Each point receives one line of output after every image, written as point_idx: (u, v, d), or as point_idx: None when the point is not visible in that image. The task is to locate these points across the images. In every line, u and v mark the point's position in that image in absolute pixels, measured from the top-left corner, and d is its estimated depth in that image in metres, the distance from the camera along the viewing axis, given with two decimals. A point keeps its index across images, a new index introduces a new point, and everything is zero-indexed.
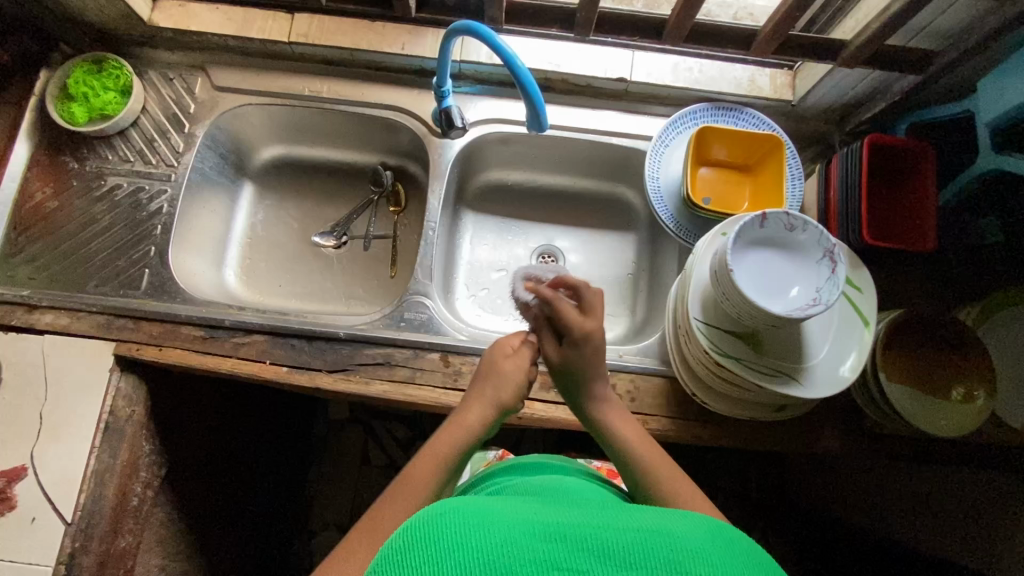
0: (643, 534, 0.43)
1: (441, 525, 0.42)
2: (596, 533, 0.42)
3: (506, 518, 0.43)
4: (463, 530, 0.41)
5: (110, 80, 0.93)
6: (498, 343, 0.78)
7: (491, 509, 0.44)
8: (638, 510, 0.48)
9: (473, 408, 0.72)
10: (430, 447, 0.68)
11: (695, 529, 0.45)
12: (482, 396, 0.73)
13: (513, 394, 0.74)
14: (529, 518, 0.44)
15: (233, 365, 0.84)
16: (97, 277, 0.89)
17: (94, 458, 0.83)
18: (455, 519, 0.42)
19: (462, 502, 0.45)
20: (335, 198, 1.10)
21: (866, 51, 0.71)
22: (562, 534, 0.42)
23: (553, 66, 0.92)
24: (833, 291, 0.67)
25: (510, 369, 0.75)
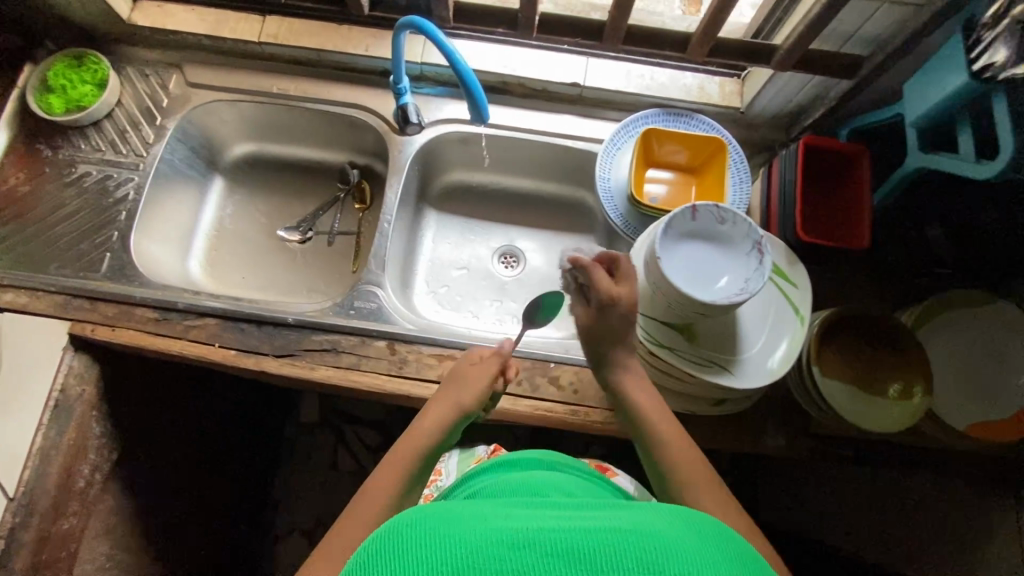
0: (620, 534, 0.39)
1: (399, 537, 0.39)
2: (566, 536, 0.38)
3: (470, 525, 0.40)
4: (421, 541, 0.38)
5: (88, 74, 0.98)
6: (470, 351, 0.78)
7: (468, 518, 0.41)
8: (617, 510, 0.44)
9: (434, 410, 0.70)
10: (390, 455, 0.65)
11: (679, 531, 0.41)
12: (446, 396, 0.72)
13: (477, 398, 0.72)
14: (497, 524, 0.40)
15: (182, 347, 0.86)
16: (60, 259, 0.91)
17: (41, 435, 0.84)
18: (414, 531, 0.39)
19: (425, 511, 0.42)
20: (303, 195, 1.13)
21: (795, 54, 0.74)
22: (530, 540, 0.38)
23: (508, 69, 0.97)
24: (759, 280, 0.68)
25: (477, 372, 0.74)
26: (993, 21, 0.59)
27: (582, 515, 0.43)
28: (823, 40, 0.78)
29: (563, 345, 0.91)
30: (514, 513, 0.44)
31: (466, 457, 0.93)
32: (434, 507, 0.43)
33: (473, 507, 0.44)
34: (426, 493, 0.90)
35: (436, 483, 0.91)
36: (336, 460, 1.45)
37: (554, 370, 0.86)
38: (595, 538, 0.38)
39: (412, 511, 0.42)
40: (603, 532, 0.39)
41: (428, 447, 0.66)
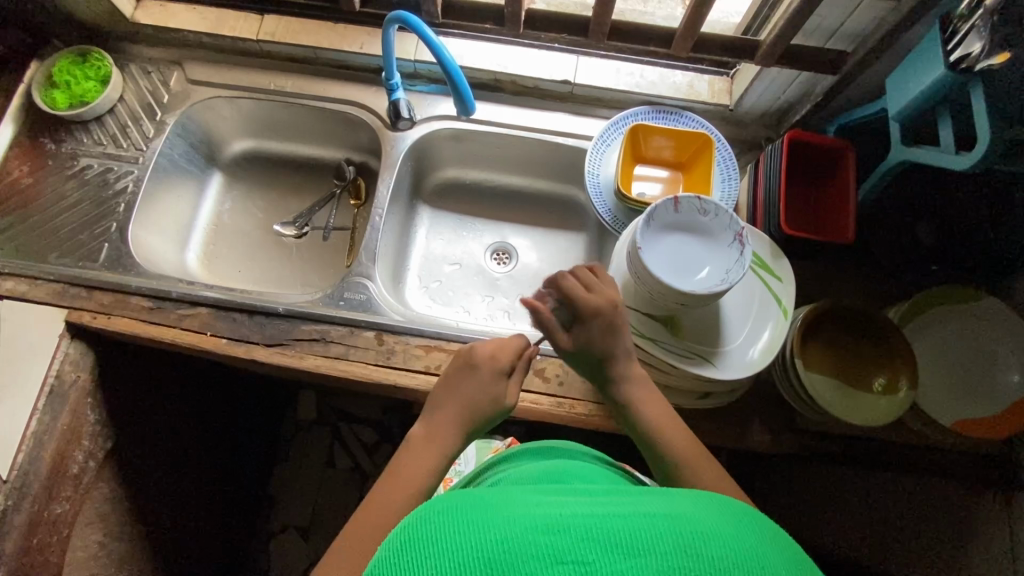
0: (654, 519, 0.38)
1: (428, 526, 0.38)
2: (600, 521, 0.38)
3: (501, 513, 0.39)
4: (453, 530, 0.38)
5: (91, 70, 1.01)
6: (495, 365, 0.68)
7: (493, 507, 0.40)
8: (645, 495, 0.44)
9: (453, 431, 0.64)
10: (400, 470, 0.60)
11: (711, 515, 0.40)
12: (462, 414, 0.65)
13: (490, 420, 0.67)
14: (528, 512, 0.39)
15: (175, 335, 0.87)
16: (60, 249, 0.94)
17: (35, 419, 0.85)
18: (444, 519, 0.39)
19: (452, 499, 0.41)
20: (300, 191, 1.15)
21: (778, 48, 0.75)
22: (564, 525, 0.37)
23: (500, 67, 0.98)
24: (739, 271, 0.69)
25: (500, 392, 0.67)
26: (968, 12, 0.61)
27: (612, 500, 0.42)
28: (808, 35, 0.79)
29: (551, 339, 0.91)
30: (542, 501, 0.43)
31: (484, 446, 0.94)
32: (463, 495, 0.42)
33: (501, 495, 0.44)
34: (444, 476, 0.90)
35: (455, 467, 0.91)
36: (332, 458, 1.46)
37: (540, 362, 0.87)
38: (622, 522, 0.37)
39: (433, 502, 0.41)
40: (630, 515, 0.38)
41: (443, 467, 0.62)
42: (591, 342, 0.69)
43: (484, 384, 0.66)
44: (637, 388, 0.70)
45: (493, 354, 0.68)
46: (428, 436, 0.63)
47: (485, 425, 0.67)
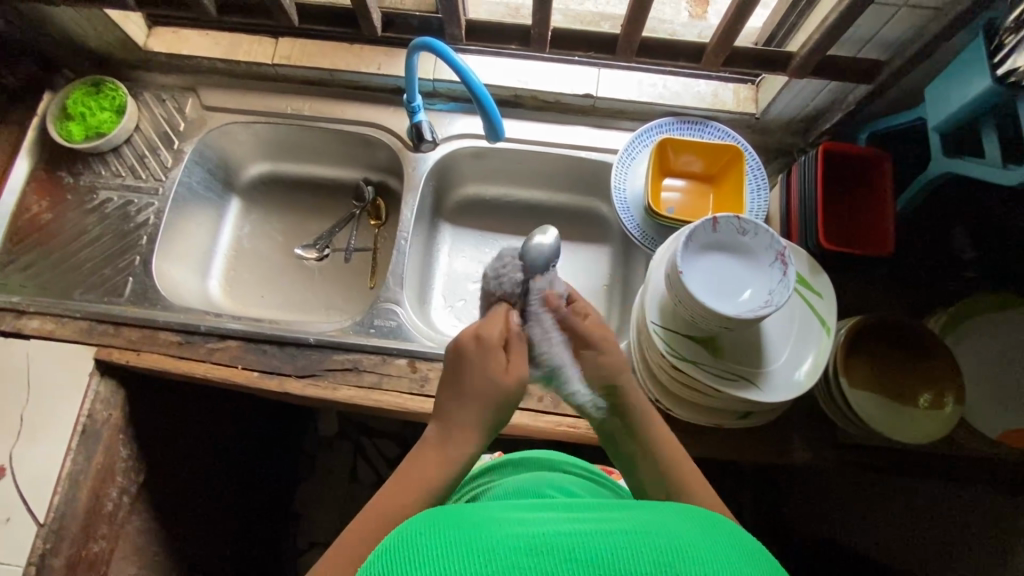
0: (638, 537, 0.38)
1: (410, 549, 0.37)
2: (584, 539, 0.37)
3: (485, 533, 0.38)
4: (437, 552, 0.36)
5: (106, 100, 0.99)
6: (483, 342, 0.63)
7: (476, 527, 0.39)
8: (627, 509, 0.43)
9: (465, 428, 0.60)
10: (413, 472, 0.56)
11: (695, 529, 0.40)
12: (469, 410, 0.61)
13: (508, 404, 0.63)
14: (512, 530, 0.39)
15: (206, 370, 0.87)
16: (84, 284, 0.93)
17: (69, 460, 0.84)
18: (424, 541, 0.38)
19: (433, 522, 0.40)
20: (319, 213, 1.14)
21: (812, 61, 0.74)
22: (547, 546, 0.37)
23: (521, 83, 0.97)
24: (784, 292, 0.67)
25: (499, 368, 0.62)
26: (1017, 24, 0.59)
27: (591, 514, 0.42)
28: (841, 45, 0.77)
29: None
30: (521, 516, 0.42)
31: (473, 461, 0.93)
32: (445, 514, 0.41)
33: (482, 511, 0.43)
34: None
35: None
36: (357, 473, 1.43)
37: None
38: (607, 540, 0.37)
39: (414, 523, 0.40)
40: (614, 532, 0.38)
41: (458, 471, 0.59)
42: (602, 367, 0.68)
43: (474, 367, 0.62)
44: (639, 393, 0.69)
45: (478, 332, 0.63)
46: (440, 440, 0.60)
47: (501, 411, 0.62)
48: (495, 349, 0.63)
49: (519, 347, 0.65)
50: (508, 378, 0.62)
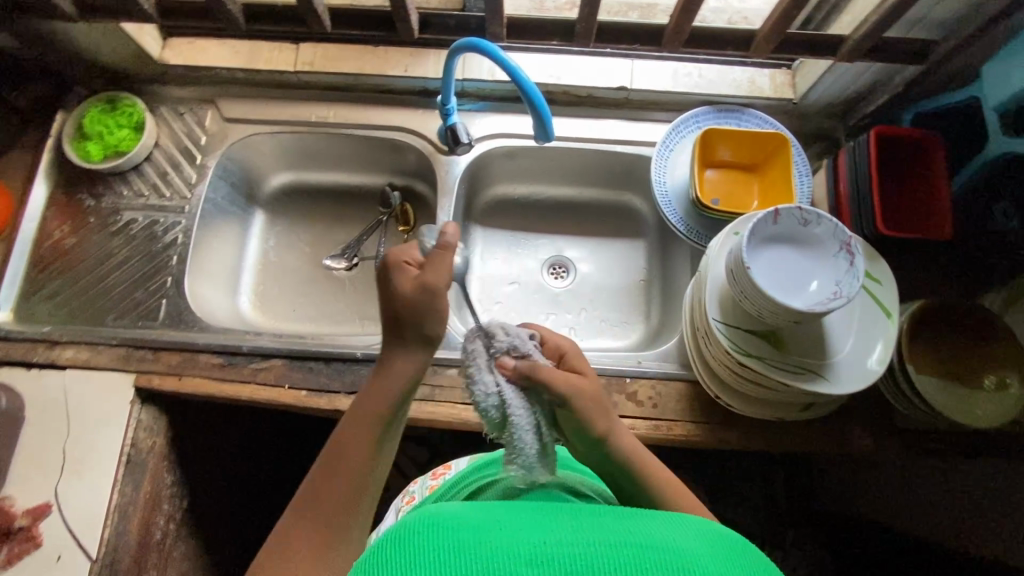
0: (630, 549, 0.40)
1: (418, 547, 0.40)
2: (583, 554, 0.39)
3: (488, 542, 0.40)
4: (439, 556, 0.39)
5: (123, 118, 0.96)
6: (390, 260, 0.59)
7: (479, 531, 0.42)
8: (633, 517, 0.45)
9: (394, 355, 0.59)
10: (359, 404, 0.59)
11: (697, 543, 0.42)
12: (397, 337, 0.59)
13: (432, 318, 0.58)
14: (515, 538, 0.41)
15: (252, 391, 0.84)
16: (116, 310, 0.91)
17: (117, 492, 0.81)
18: (431, 543, 0.40)
19: (438, 522, 0.42)
20: (344, 222, 1.10)
21: (866, 44, 0.72)
22: (547, 557, 0.39)
23: (553, 78, 0.94)
24: (853, 284, 0.66)
25: (405, 287, 0.58)
26: None
27: (586, 517, 0.45)
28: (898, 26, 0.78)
29: (633, 357, 0.89)
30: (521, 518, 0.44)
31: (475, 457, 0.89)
32: (448, 516, 0.44)
33: (481, 511, 0.46)
34: (431, 484, 0.86)
35: (444, 477, 0.87)
36: None
37: (631, 385, 0.85)
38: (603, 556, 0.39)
39: (420, 519, 0.43)
40: (613, 546, 0.40)
41: (400, 396, 0.59)
42: (576, 423, 0.62)
43: (385, 289, 0.59)
44: (622, 435, 0.65)
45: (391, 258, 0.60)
46: (381, 368, 0.60)
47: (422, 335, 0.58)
48: (405, 265, 0.59)
49: (445, 248, 0.58)
50: (417, 296, 0.57)
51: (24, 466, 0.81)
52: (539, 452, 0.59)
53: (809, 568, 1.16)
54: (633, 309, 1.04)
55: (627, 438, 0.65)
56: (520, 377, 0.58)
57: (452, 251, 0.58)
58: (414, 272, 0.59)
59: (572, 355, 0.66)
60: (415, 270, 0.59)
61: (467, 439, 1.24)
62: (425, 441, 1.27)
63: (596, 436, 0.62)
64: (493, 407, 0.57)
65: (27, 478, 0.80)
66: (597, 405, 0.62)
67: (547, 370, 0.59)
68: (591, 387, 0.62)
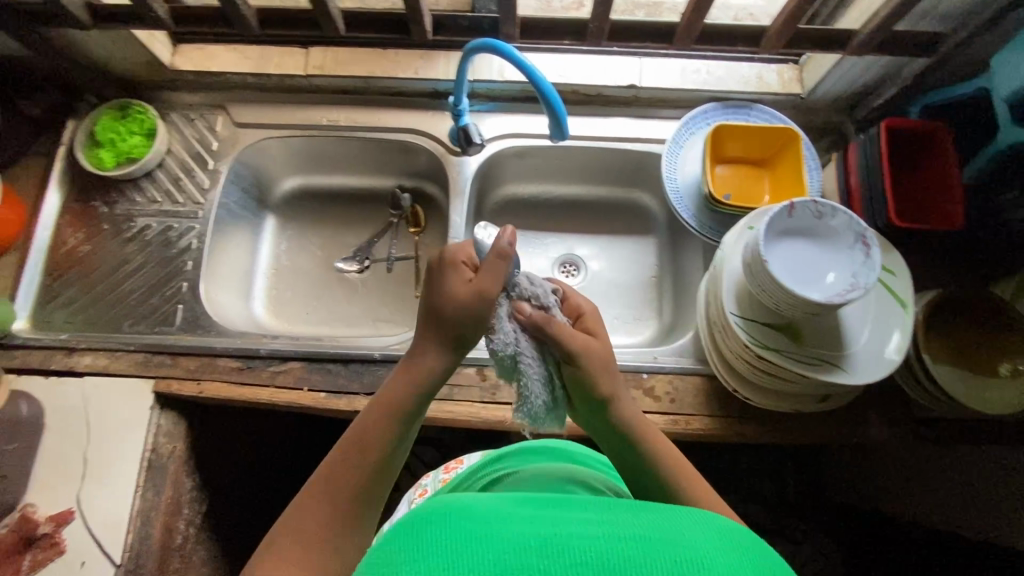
0: (645, 541, 0.38)
1: (426, 538, 0.39)
2: (597, 543, 0.38)
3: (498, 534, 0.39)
4: (448, 545, 0.38)
5: (135, 125, 0.96)
6: (446, 259, 0.58)
7: (489, 523, 0.40)
8: (647, 512, 0.43)
9: (426, 346, 0.59)
10: (385, 391, 0.59)
11: (715, 539, 0.40)
12: (434, 329, 0.58)
13: (471, 321, 0.57)
14: (525, 530, 0.39)
15: (272, 394, 0.85)
16: (133, 316, 0.91)
17: (139, 497, 0.81)
18: (440, 534, 0.39)
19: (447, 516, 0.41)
20: (355, 224, 1.10)
21: (877, 38, 0.73)
22: (559, 547, 0.38)
23: (563, 78, 0.95)
24: (870, 274, 0.67)
25: (456, 290, 0.57)
26: None
27: (597, 514, 0.43)
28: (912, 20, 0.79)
29: (649, 353, 0.90)
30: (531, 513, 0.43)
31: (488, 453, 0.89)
32: (458, 510, 0.42)
33: (491, 507, 0.44)
34: (442, 477, 0.86)
35: (457, 471, 0.87)
36: None
37: (648, 380, 0.86)
38: (618, 546, 0.38)
39: (429, 514, 0.42)
40: (627, 538, 0.39)
41: (427, 388, 0.59)
42: (583, 384, 0.61)
43: (438, 286, 0.58)
44: (630, 407, 0.65)
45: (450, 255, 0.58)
46: (411, 355, 0.60)
47: (463, 337, 0.58)
48: (460, 266, 0.58)
49: (500, 255, 0.56)
50: (470, 306, 0.56)
51: (45, 474, 0.81)
52: (546, 404, 0.59)
53: (823, 559, 1.16)
54: (645, 306, 1.04)
55: (631, 410, 0.65)
56: (534, 326, 0.58)
57: (508, 261, 0.57)
58: (468, 274, 0.58)
59: (590, 316, 0.65)
60: (469, 273, 0.58)
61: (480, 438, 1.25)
62: (438, 441, 1.27)
63: (601, 398, 0.62)
64: (508, 352, 0.57)
65: (48, 485, 0.81)
66: (606, 367, 0.62)
67: (563, 326, 0.59)
68: (601, 348, 0.62)
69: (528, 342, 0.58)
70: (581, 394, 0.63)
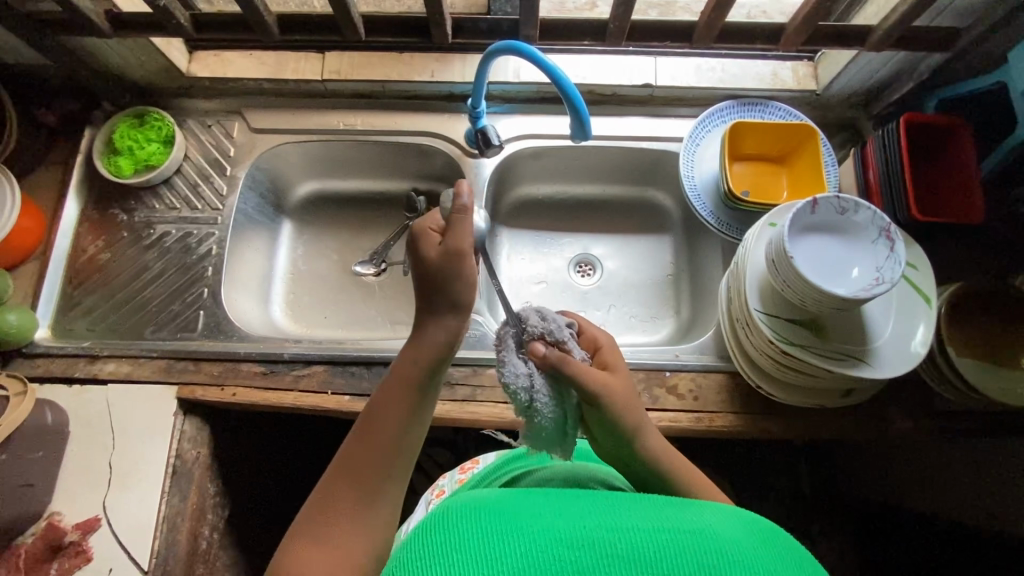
0: (667, 532, 0.39)
1: (458, 532, 0.41)
2: (622, 535, 0.39)
3: (526, 528, 0.40)
4: (479, 540, 0.40)
5: (152, 131, 0.96)
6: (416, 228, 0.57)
7: (517, 519, 0.42)
8: (671, 506, 0.44)
9: (429, 321, 0.56)
10: (393, 372, 0.56)
11: (737, 530, 0.41)
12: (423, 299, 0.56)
13: (451, 283, 0.55)
14: (552, 523, 0.41)
15: (296, 398, 0.85)
16: (154, 323, 0.92)
17: (165, 503, 0.81)
18: (471, 528, 0.41)
19: (477, 510, 0.43)
20: (371, 228, 1.11)
21: (896, 33, 0.73)
22: (584, 540, 0.39)
23: (578, 78, 0.95)
24: (895, 269, 0.67)
25: (430, 253, 0.55)
26: None
27: (632, 506, 0.44)
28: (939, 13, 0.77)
29: (670, 351, 0.90)
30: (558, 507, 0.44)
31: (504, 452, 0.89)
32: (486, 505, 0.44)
33: (516, 501, 0.46)
34: (459, 477, 0.86)
35: (472, 471, 0.87)
36: None
37: (671, 378, 0.86)
38: (641, 537, 0.39)
39: (458, 509, 0.44)
40: (650, 530, 0.39)
41: (436, 363, 0.55)
42: (605, 421, 0.61)
43: (412, 258, 0.57)
44: (654, 437, 0.63)
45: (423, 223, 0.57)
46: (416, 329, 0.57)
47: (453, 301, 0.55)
48: (428, 231, 0.56)
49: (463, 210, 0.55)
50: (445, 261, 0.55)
51: (71, 481, 0.81)
52: (558, 437, 0.59)
53: (843, 554, 1.16)
54: (662, 304, 1.05)
55: (655, 436, 0.64)
56: (551, 365, 0.57)
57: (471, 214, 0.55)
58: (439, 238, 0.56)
59: (607, 350, 0.65)
60: (439, 237, 0.56)
61: (497, 439, 1.24)
62: (454, 443, 1.27)
63: (625, 434, 0.61)
64: (522, 391, 0.56)
65: (74, 493, 0.81)
66: (627, 404, 0.61)
67: (579, 364, 0.58)
68: (620, 385, 0.61)
69: (546, 381, 0.57)
70: (602, 429, 0.62)
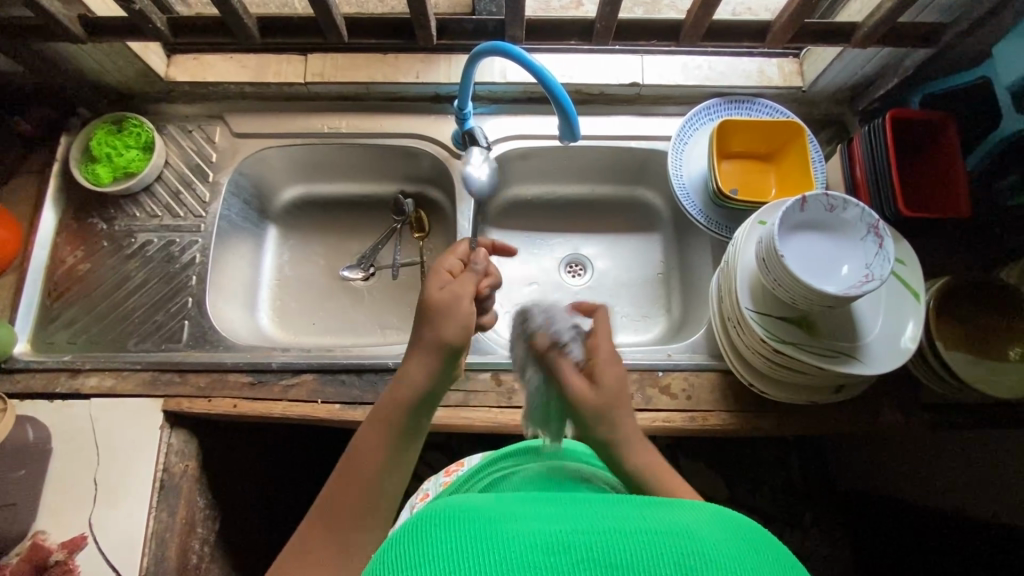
0: (652, 535, 0.36)
1: (429, 536, 0.37)
2: (602, 537, 0.36)
3: (501, 531, 0.37)
4: (449, 542, 0.36)
5: (131, 138, 0.93)
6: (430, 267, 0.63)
7: (491, 520, 0.38)
8: (655, 505, 0.41)
9: (416, 353, 0.58)
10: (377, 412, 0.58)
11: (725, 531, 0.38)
12: (422, 334, 0.58)
13: (454, 326, 0.58)
14: (528, 526, 0.37)
15: (285, 408, 0.83)
16: (137, 334, 0.90)
17: (153, 518, 0.79)
18: (441, 531, 0.37)
19: (449, 512, 0.39)
20: (358, 232, 1.09)
21: (881, 30, 0.73)
22: (563, 543, 0.36)
23: (565, 78, 0.95)
24: (884, 265, 0.67)
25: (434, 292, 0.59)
26: None
27: (599, 508, 0.41)
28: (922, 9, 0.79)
29: (662, 350, 0.90)
30: (538, 510, 0.41)
31: None
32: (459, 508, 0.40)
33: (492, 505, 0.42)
34: (445, 480, 0.85)
35: (458, 472, 0.86)
36: None
37: (664, 379, 0.86)
38: (624, 539, 0.36)
39: (428, 511, 0.40)
40: (634, 531, 0.36)
41: (420, 396, 0.57)
42: (583, 429, 0.64)
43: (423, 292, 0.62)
44: (643, 452, 0.63)
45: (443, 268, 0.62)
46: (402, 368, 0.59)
47: (452, 345, 0.58)
48: (442, 272, 0.62)
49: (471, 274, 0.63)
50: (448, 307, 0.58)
51: (56, 499, 0.79)
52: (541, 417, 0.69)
53: (836, 546, 1.17)
54: (653, 303, 1.04)
55: (644, 452, 0.63)
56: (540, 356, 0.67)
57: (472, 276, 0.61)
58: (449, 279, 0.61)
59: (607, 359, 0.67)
60: (450, 279, 0.61)
61: (491, 442, 1.24)
62: (448, 446, 1.26)
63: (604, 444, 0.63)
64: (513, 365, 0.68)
65: (60, 509, 0.79)
66: (604, 419, 0.63)
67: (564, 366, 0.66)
68: (596, 399, 0.63)
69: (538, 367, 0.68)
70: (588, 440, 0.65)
